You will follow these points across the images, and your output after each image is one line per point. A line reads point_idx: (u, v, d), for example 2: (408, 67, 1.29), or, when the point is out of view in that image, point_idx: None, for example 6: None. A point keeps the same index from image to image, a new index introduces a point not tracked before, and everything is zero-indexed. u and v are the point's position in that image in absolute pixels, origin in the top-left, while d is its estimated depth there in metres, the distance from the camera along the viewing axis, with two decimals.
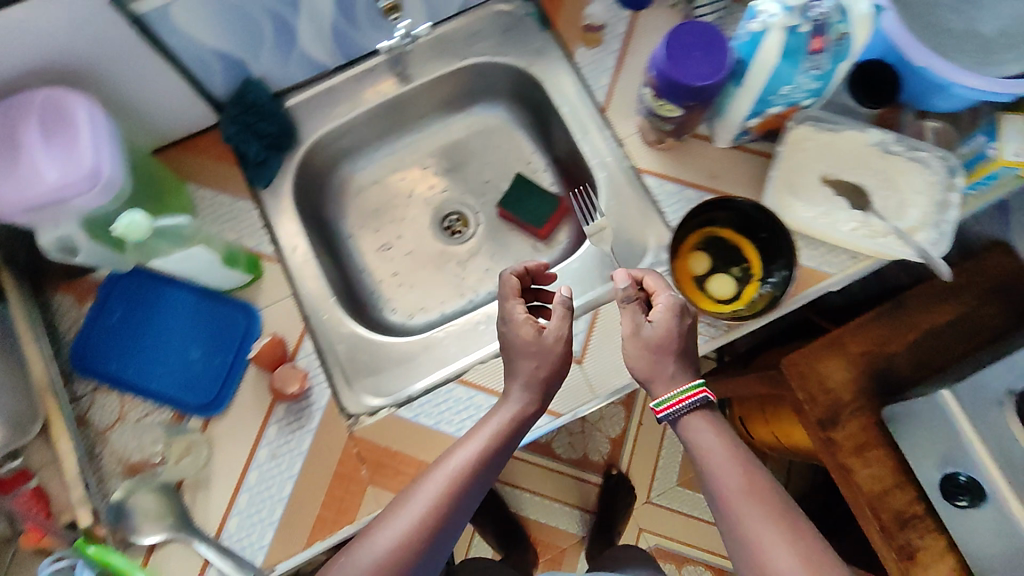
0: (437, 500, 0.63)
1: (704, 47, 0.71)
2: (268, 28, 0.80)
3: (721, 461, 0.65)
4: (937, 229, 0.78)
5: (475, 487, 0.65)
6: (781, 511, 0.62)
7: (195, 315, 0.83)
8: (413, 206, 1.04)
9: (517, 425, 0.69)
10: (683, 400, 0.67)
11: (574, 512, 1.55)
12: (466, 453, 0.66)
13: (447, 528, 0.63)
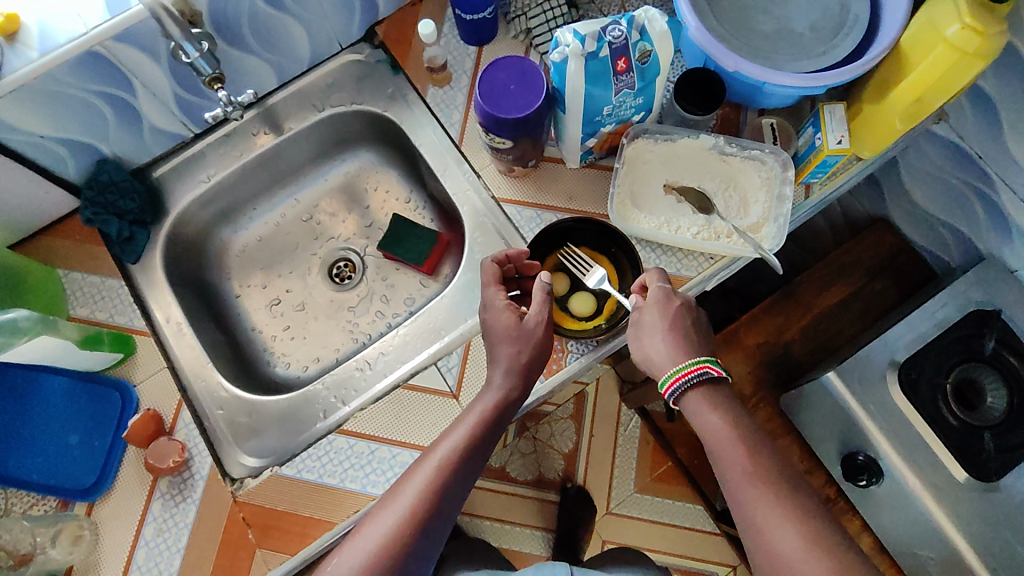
0: (420, 492, 0.66)
1: (520, 80, 0.74)
2: (107, 109, 0.82)
3: (723, 442, 0.65)
4: (778, 223, 0.80)
5: (462, 475, 0.68)
6: (780, 481, 0.63)
7: (71, 399, 0.83)
8: (300, 258, 1.05)
9: (500, 411, 0.72)
10: (681, 377, 0.68)
11: (535, 535, 1.51)
12: (448, 443, 0.69)
13: (439, 514, 0.66)
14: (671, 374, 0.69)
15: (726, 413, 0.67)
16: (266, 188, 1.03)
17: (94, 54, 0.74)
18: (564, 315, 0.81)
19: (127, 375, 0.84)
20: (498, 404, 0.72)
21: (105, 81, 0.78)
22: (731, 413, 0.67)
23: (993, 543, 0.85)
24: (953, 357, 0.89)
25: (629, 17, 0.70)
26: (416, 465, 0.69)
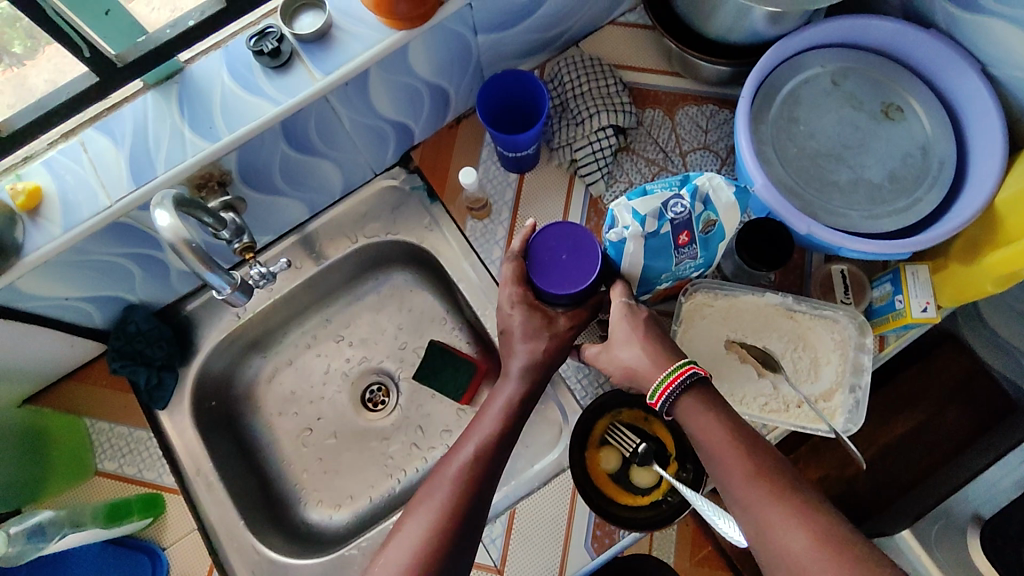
0: (451, 491, 0.63)
1: (568, 251, 0.70)
2: (134, 266, 0.78)
3: (720, 448, 0.59)
4: (853, 394, 0.73)
5: (490, 471, 0.65)
6: (789, 493, 0.55)
7: (98, 571, 0.78)
8: (331, 382, 1.00)
9: (520, 405, 0.70)
10: (672, 382, 0.62)
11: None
12: (472, 442, 0.66)
13: (479, 498, 0.64)
14: (657, 382, 0.62)
15: (726, 416, 0.60)
16: (297, 312, 0.99)
17: (119, 224, 0.70)
18: (618, 488, 0.75)
19: (156, 538, 0.81)
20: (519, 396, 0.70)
21: (131, 244, 0.74)
22: (726, 416, 0.60)
23: None
24: None
25: (692, 186, 0.64)
26: (437, 471, 0.66)
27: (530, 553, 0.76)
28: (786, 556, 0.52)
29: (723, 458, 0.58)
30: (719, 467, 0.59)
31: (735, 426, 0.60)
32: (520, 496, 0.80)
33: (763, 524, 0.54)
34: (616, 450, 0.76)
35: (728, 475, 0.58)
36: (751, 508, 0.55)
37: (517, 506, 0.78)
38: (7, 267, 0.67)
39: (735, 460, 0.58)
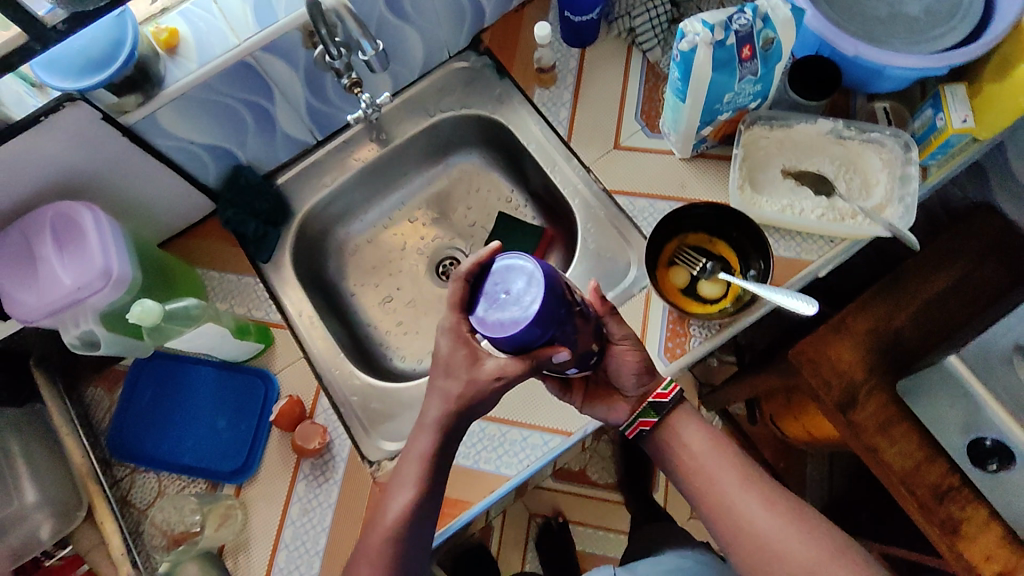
0: (382, 553, 0.66)
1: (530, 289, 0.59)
2: (248, 116, 0.89)
3: (701, 451, 0.75)
4: (903, 203, 0.80)
5: (421, 523, 0.67)
6: (742, 461, 0.75)
7: (217, 387, 0.89)
8: (408, 257, 1.10)
9: (440, 451, 0.67)
10: (668, 393, 0.75)
11: (597, 534, 1.64)
12: (396, 500, 0.67)
13: (411, 549, 0.67)
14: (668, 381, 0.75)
15: (700, 424, 0.76)
16: (376, 191, 1.09)
17: (244, 64, 0.81)
18: (687, 300, 0.83)
19: (268, 365, 0.89)
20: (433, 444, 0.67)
21: (248, 90, 0.85)
22: (703, 426, 0.76)
23: None
24: None
25: (752, 5, 0.72)
26: (368, 529, 0.68)
27: None
28: (751, 533, 0.71)
29: (706, 468, 0.74)
30: (699, 484, 0.74)
31: (715, 437, 0.76)
32: None
33: (729, 507, 0.72)
34: (685, 268, 0.83)
35: (706, 489, 0.74)
36: (728, 498, 0.73)
37: None
38: (151, 93, 0.77)
39: (716, 480, 0.73)
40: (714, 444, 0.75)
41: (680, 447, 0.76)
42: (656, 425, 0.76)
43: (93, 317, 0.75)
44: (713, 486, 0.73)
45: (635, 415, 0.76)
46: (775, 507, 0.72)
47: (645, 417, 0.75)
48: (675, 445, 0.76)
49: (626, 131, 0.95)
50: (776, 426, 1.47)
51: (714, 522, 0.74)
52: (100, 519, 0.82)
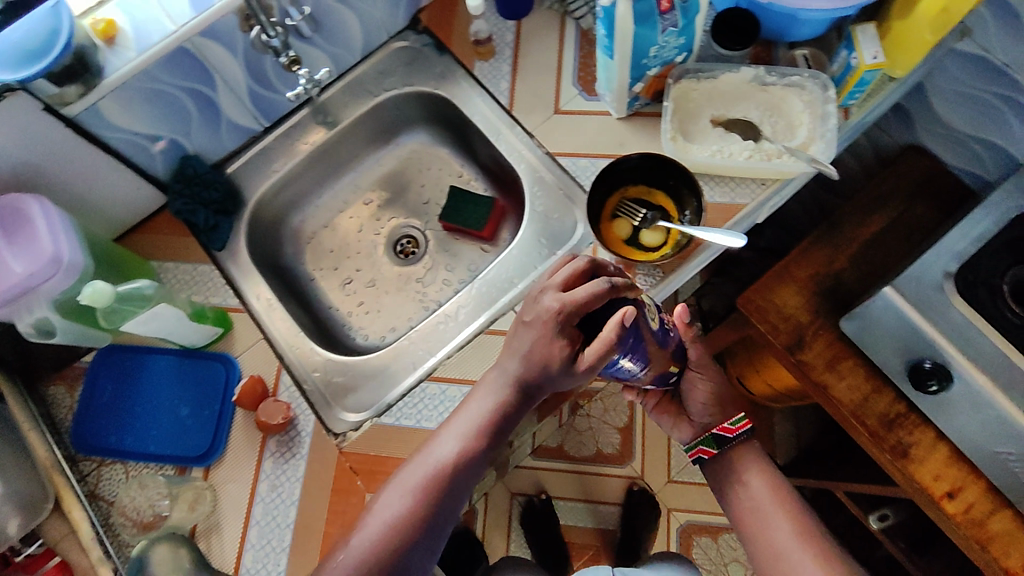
0: (422, 489, 0.75)
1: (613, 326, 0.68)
2: (192, 105, 0.90)
3: (763, 499, 0.87)
4: (825, 139, 0.84)
5: (464, 475, 0.76)
6: (796, 512, 0.86)
7: (178, 376, 0.89)
8: (365, 238, 1.11)
9: (501, 416, 0.76)
10: (735, 429, 0.88)
11: (579, 508, 1.64)
12: (453, 446, 0.76)
13: (447, 498, 0.76)
14: (739, 417, 0.88)
15: (769, 478, 0.88)
16: (328, 176, 1.10)
17: (183, 50, 0.82)
18: (631, 249, 0.86)
19: (229, 349, 0.90)
20: (498, 409, 0.76)
21: (189, 77, 0.86)
22: (770, 480, 0.88)
23: None
24: (1003, 260, 0.93)
25: None
26: (412, 463, 0.77)
27: None
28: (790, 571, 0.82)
29: (763, 511, 0.86)
30: (752, 524, 0.87)
31: (776, 486, 0.88)
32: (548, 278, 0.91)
33: (776, 544, 0.84)
34: (627, 220, 0.87)
35: (759, 531, 0.86)
36: (778, 538, 0.84)
37: None
38: (91, 84, 0.78)
39: (769, 524, 0.85)
40: (772, 490, 0.87)
41: (738, 484, 0.88)
42: (715, 455, 0.90)
43: (47, 306, 0.77)
44: (768, 529, 0.85)
45: (698, 441, 0.91)
46: (817, 555, 0.82)
47: (704, 444, 0.90)
48: (734, 483, 0.89)
49: (564, 96, 0.97)
50: (742, 385, 1.51)
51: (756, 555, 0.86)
52: (67, 507, 0.83)
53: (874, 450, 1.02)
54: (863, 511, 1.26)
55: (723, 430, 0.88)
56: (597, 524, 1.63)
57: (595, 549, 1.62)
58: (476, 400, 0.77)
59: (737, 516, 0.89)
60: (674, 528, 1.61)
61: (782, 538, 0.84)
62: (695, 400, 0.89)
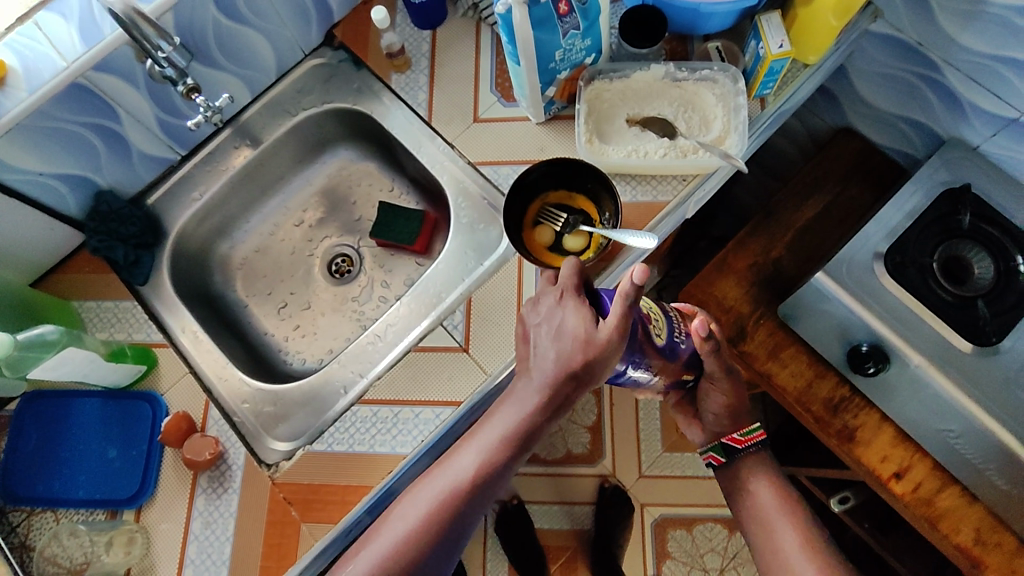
0: (434, 506, 0.70)
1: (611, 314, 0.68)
2: (97, 139, 0.88)
3: (772, 510, 0.77)
4: (740, 132, 0.84)
5: (481, 493, 0.70)
6: (796, 517, 0.76)
7: (104, 417, 0.88)
8: (299, 261, 1.09)
9: (530, 427, 0.70)
10: (745, 440, 0.82)
11: (554, 510, 1.59)
12: (473, 460, 0.71)
13: (460, 518, 0.70)
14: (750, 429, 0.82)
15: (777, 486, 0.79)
16: (255, 200, 1.08)
17: (78, 86, 0.80)
18: (553, 256, 0.84)
19: (154, 387, 0.88)
20: (526, 420, 0.70)
21: (89, 113, 0.84)
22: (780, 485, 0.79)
23: (1014, 408, 0.87)
24: (934, 237, 0.94)
25: None
26: (431, 475, 0.73)
27: (488, 327, 0.85)
28: None
29: (767, 519, 0.77)
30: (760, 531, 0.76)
31: (786, 495, 0.78)
32: (474, 289, 0.90)
33: (779, 555, 0.73)
34: (549, 226, 0.85)
35: (764, 540, 0.75)
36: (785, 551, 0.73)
37: (473, 295, 0.88)
38: None
39: (774, 533, 0.75)
40: (781, 501, 0.78)
41: (744, 491, 0.80)
42: (722, 466, 0.83)
43: None
44: (772, 537, 0.75)
45: (708, 446, 0.85)
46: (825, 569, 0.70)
47: (713, 451, 0.84)
48: (741, 491, 0.81)
49: (483, 104, 0.96)
50: None
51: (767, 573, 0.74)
52: None
53: (821, 435, 1.01)
54: (825, 494, 1.26)
55: (732, 440, 0.82)
56: (572, 524, 1.58)
57: (571, 551, 1.57)
58: (505, 409, 0.72)
59: (744, 528, 0.80)
60: (647, 522, 1.55)
61: (785, 548, 0.73)
62: (712, 411, 0.83)
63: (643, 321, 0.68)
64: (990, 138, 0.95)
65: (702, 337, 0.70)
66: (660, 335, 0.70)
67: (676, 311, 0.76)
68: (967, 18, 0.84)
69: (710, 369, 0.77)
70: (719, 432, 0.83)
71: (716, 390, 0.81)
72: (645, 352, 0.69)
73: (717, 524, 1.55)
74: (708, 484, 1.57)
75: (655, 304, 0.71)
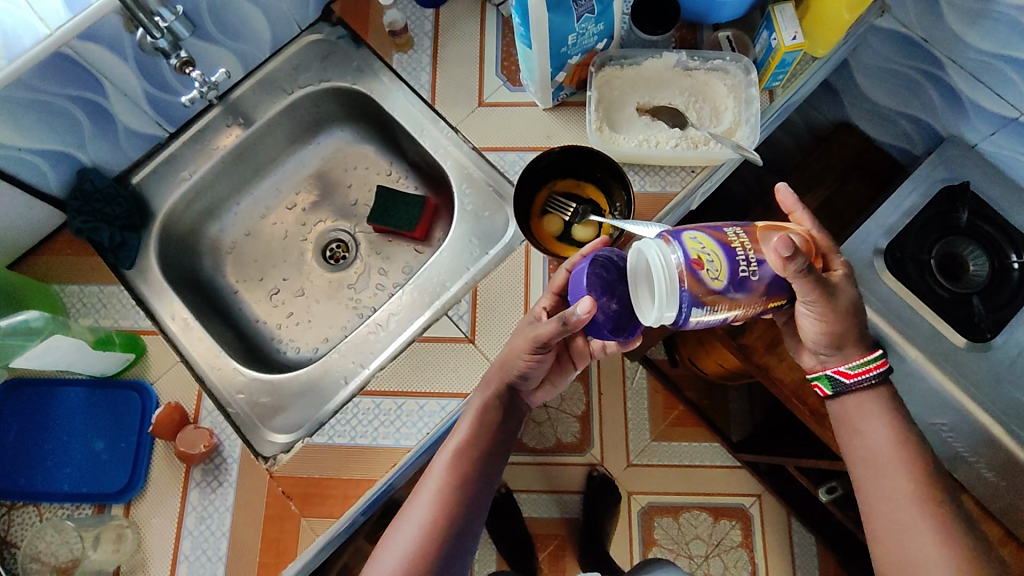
0: (432, 507, 0.71)
1: (604, 283, 0.70)
2: (81, 112, 0.83)
3: (886, 457, 0.69)
4: (750, 124, 0.84)
5: (473, 484, 0.73)
6: (907, 464, 0.68)
7: (90, 408, 0.84)
8: (292, 246, 1.05)
9: (490, 417, 0.76)
10: (861, 372, 0.71)
11: (543, 499, 1.59)
12: (448, 457, 0.74)
13: (462, 512, 0.71)
14: (863, 361, 0.70)
15: (888, 425, 0.70)
16: (246, 180, 1.04)
17: (62, 56, 0.75)
18: (563, 246, 0.84)
19: (143, 375, 0.84)
20: (485, 413, 0.76)
21: (73, 85, 0.79)
22: (891, 429, 0.70)
23: (1004, 402, 0.89)
24: (932, 234, 0.96)
25: None
26: (420, 484, 0.74)
27: (495, 318, 0.84)
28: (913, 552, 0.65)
29: (880, 467, 0.69)
30: (871, 480, 0.70)
31: (904, 438, 0.70)
32: (480, 280, 0.87)
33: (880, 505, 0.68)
34: (557, 215, 0.84)
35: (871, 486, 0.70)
36: (889, 505, 0.68)
37: (479, 285, 0.86)
38: None
39: (882, 481, 0.69)
40: (896, 439, 0.69)
41: (853, 430, 0.72)
42: (831, 398, 0.74)
43: None
44: (880, 484, 0.69)
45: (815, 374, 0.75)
46: (939, 528, 0.65)
47: (819, 383, 0.74)
48: (849, 430, 0.73)
49: (489, 88, 0.93)
50: (695, 366, 1.50)
51: (876, 524, 0.68)
52: None
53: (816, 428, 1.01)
54: (813, 484, 1.28)
55: (839, 373, 0.72)
56: (561, 513, 1.58)
57: (560, 539, 1.57)
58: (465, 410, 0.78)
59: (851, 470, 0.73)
60: (634, 510, 1.56)
61: (894, 496, 0.68)
62: (809, 338, 0.71)
63: (691, 269, 0.61)
64: (988, 137, 0.96)
65: (783, 258, 0.59)
66: (719, 276, 0.62)
67: (739, 234, 0.65)
68: (975, 16, 0.85)
69: (801, 288, 0.64)
70: (824, 363, 0.73)
71: (817, 305, 0.66)
72: (708, 298, 0.62)
73: (703, 512, 1.56)
74: (697, 473, 1.58)
75: (707, 240, 0.63)
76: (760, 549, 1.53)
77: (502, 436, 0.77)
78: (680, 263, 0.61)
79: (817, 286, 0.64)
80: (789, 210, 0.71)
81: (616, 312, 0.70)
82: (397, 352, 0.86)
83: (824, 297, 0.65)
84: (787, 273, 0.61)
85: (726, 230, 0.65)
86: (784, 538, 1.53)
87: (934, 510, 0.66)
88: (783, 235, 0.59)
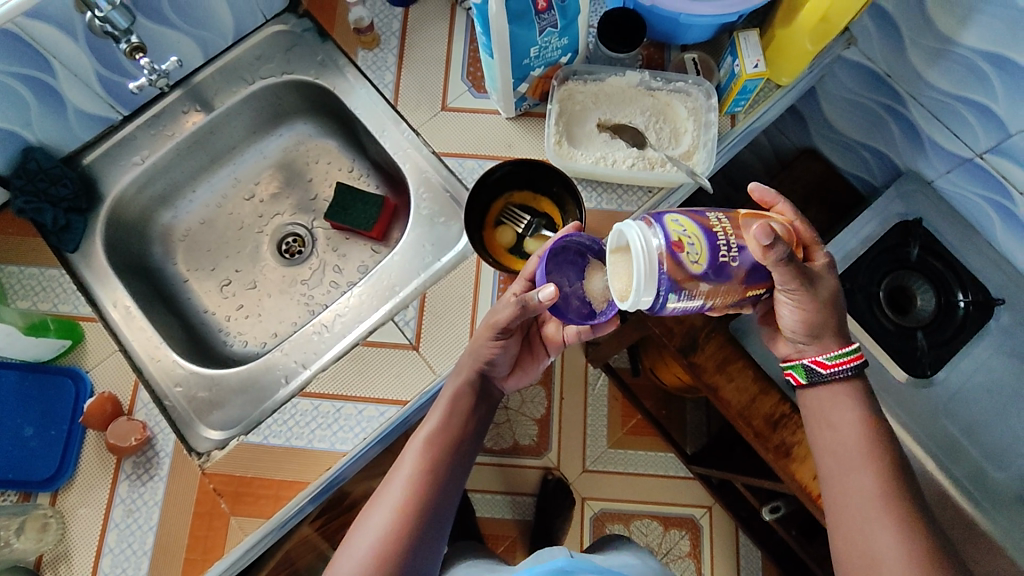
0: (403, 496, 0.70)
1: (578, 269, 0.75)
2: (25, 88, 0.81)
3: (840, 487, 0.70)
4: (706, 149, 0.84)
5: (445, 473, 0.73)
6: (849, 495, 0.69)
7: (22, 393, 0.82)
8: (248, 237, 1.04)
9: (462, 406, 0.76)
10: (837, 363, 0.71)
11: (498, 499, 1.60)
12: (418, 447, 0.74)
13: (433, 501, 0.71)
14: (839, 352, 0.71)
15: (843, 459, 0.71)
16: (202, 168, 1.02)
17: (6, 31, 0.74)
18: (513, 259, 0.85)
19: (79, 362, 0.83)
20: (457, 403, 0.76)
21: (18, 61, 0.77)
22: (841, 460, 0.71)
23: (940, 436, 0.91)
24: (884, 267, 0.97)
25: None
26: (390, 473, 0.74)
27: (440, 326, 0.83)
28: None
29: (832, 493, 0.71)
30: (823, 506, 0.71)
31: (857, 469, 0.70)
32: (430, 286, 0.87)
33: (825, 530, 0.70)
34: (510, 227, 0.85)
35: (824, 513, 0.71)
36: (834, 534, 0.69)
37: (428, 291, 0.85)
38: None
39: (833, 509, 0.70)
40: (848, 468, 0.70)
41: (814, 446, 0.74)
42: (805, 387, 0.75)
43: None
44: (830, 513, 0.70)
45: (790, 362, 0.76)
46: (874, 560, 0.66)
47: (794, 371, 0.75)
48: (818, 422, 0.74)
49: (452, 92, 0.92)
50: (655, 377, 1.51)
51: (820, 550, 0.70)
52: None
53: (759, 450, 1.02)
54: (759, 502, 1.30)
55: (815, 363, 0.72)
56: (514, 514, 1.59)
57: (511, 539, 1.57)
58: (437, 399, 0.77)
59: None
60: (586, 515, 1.57)
61: (845, 529, 0.68)
62: (787, 325, 0.71)
63: (672, 251, 0.61)
64: (945, 175, 0.97)
65: (763, 246, 0.59)
66: (698, 259, 0.62)
67: (721, 219, 0.65)
68: (936, 56, 0.85)
69: (781, 276, 0.64)
70: (801, 352, 0.74)
71: (798, 294, 0.67)
72: (686, 281, 0.62)
73: (653, 521, 1.57)
74: (651, 481, 1.59)
75: (689, 224, 0.63)
76: (707, 560, 1.55)
77: (473, 424, 0.77)
78: (661, 246, 0.61)
79: (795, 274, 0.64)
80: (769, 204, 0.73)
81: (587, 295, 0.74)
82: (341, 354, 0.86)
83: (801, 285, 0.66)
84: (766, 260, 0.61)
85: (707, 215, 0.65)
86: (731, 553, 1.56)
87: (858, 539, 0.67)
88: (764, 223, 0.60)
